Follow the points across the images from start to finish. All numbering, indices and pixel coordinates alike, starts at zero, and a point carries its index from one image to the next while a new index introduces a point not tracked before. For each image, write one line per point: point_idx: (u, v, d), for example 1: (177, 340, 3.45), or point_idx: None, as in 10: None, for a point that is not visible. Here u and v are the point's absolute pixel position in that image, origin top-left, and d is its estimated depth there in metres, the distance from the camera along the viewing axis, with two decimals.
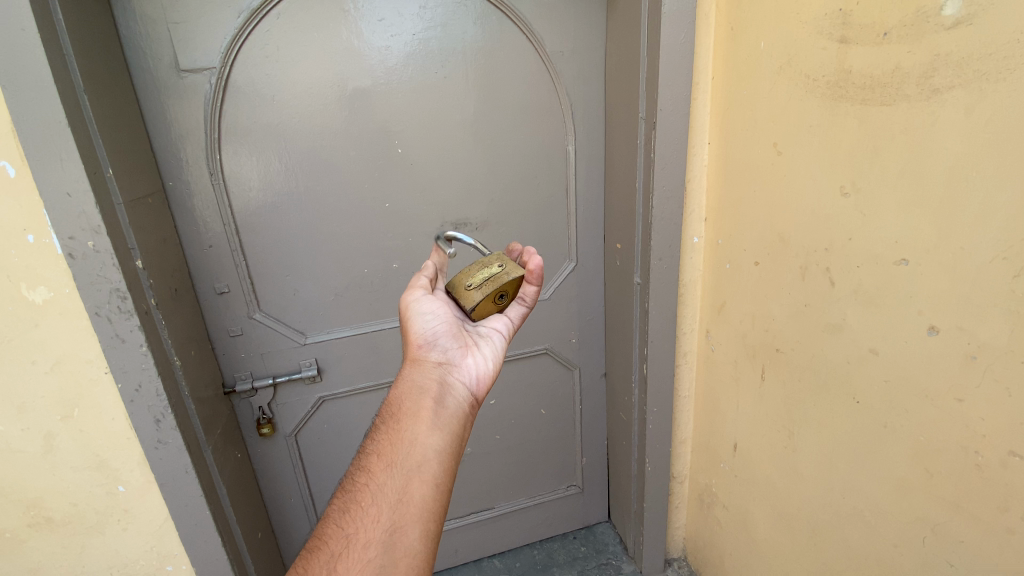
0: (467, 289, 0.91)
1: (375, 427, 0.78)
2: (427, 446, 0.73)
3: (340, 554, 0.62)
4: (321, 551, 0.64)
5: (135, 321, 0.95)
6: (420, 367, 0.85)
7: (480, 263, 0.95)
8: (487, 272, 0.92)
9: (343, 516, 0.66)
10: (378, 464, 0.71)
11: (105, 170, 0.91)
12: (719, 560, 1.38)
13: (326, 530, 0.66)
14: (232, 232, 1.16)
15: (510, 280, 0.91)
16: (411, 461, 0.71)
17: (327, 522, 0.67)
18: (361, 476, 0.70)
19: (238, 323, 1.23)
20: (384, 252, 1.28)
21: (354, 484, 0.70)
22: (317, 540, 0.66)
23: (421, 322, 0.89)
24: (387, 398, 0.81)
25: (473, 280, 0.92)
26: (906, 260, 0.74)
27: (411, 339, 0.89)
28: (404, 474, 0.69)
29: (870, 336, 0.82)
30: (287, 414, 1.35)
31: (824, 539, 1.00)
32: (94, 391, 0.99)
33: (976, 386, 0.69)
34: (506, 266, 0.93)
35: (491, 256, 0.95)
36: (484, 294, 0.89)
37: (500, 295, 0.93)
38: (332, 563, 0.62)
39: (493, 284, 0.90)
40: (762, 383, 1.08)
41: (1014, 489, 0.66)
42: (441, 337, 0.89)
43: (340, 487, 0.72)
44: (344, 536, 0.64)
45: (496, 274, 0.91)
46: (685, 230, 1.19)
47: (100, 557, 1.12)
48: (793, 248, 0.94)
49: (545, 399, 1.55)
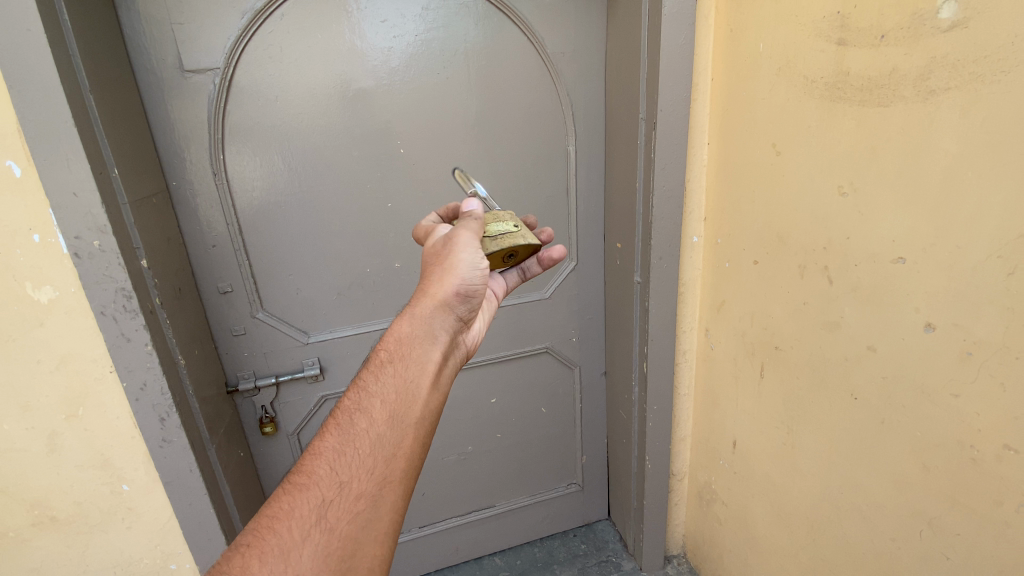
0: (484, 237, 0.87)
1: (380, 364, 0.70)
2: (433, 403, 0.69)
3: (332, 499, 0.59)
4: (308, 491, 0.59)
5: (140, 321, 0.95)
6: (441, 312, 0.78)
7: (497, 216, 0.92)
8: (502, 228, 0.89)
9: (340, 459, 0.61)
10: (383, 410, 0.65)
11: (111, 170, 0.91)
12: (719, 555, 1.39)
13: (318, 467, 0.61)
14: (235, 232, 1.17)
15: (525, 245, 0.89)
16: (415, 414, 0.67)
17: (318, 458, 0.62)
18: (361, 417, 0.64)
19: (240, 323, 1.24)
20: (386, 252, 1.29)
21: (352, 425, 0.64)
22: (303, 475, 0.61)
23: (469, 271, 0.80)
24: (398, 334, 0.73)
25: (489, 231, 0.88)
26: (903, 258, 0.76)
27: (443, 279, 0.78)
28: (408, 428, 0.66)
29: (868, 333, 0.83)
30: (290, 413, 1.36)
31: (822, 534, 1.01)
32: (99, 390, 0.99)
33: (972, 380, 0.70)
34: (525, 235, 0.91)
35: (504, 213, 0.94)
36: (500, 248, 0.86)
37: (508, 256, 0.90)
38: (322, 507, 0.58)
39: (510, 242, 0.87)
40: (762, 380, 1.09)
41: (1008, 481, 0.68)
42: (474, 285, 0.81)
43: (332, 421, 0.65)
44: (338, 480, 0.60)
45: (512, 234, 0.89)
46: (685, 229, 1.20)
47: (104, 556, 1.12)
48: (793, 247, 0.95)
49: (546, 398, 1.56)
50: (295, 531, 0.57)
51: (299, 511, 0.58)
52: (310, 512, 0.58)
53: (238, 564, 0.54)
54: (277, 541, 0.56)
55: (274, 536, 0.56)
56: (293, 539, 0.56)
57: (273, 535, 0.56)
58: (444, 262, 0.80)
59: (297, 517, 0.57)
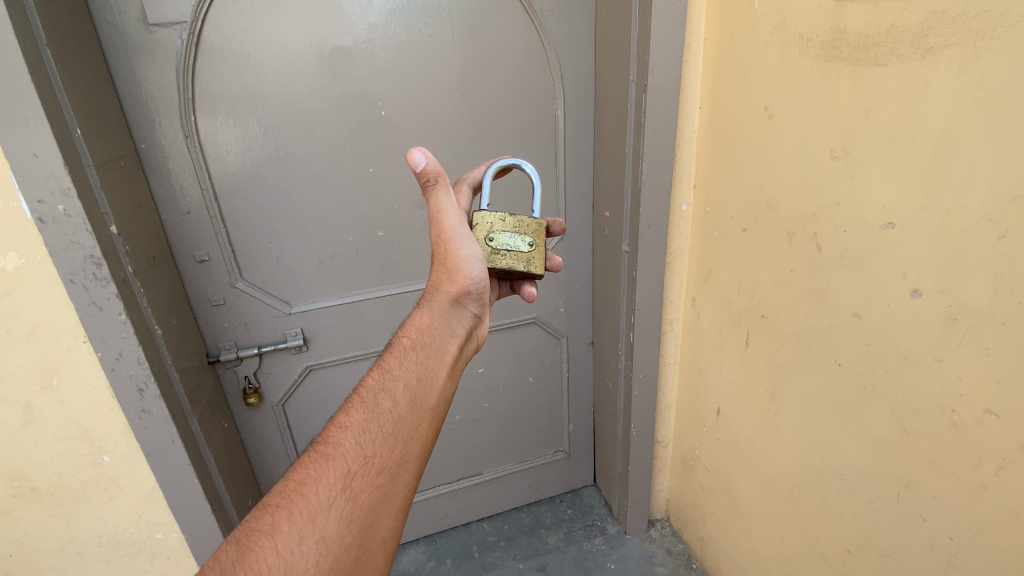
0: (485, 240, 0.86)
1: (401, 350, 0.73)
2: (447, 392, 0.72)
3: (357, 470, 0.60)
4: (335, 461, 0.60)
5: (112, 289, 0.92)
6: (455, 308, 0.79)
7: (517, 224, 0.86)
8: (513, 244, 0.86)
9: (364, 435, 0.63)
10: (404, 394, 0.67)
11: (73, 131, 0.86)
12: (700, 518, 1.42)
13: (343, 440, 0.62)
14: (210, 198, 1.12)
15: (524, 271, 0.87)
16: (433, 401, 0.69)
17: (343, 432, 0.63)
18: (384, 398, 0.66)
19: (220, 293, 1.21)
20: (369, 220, 1.25)
21: (375, 404, 0.66)
22: (329, 446, 0.62)
23: (471, 266, 0.80)
24: (418, 325, 0.76)
25: (494, 242, 0.86)
26: (893, 223, 0.75)
27: (453, 277, 0.79)
28: (426, 412, 0.67)
29: (855, 300, 0.83)
30: (274, 384, 1.34)
31: (802, 496, 1.03)
32: (74, 361, 0.97)
33: (955, 345, 0.70)
34: (532, 260, 0.87)
35: (531, 224, 0.88)
36: (494, 265, 0.85)
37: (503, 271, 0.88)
38: (347, 477, 0.60)
39: (506, 263, 0.85)
40: (747, 348, 1.09)
41: (987, 444, 0.69)
42: (483, 282, 0.82)
43: (356, 399, 0.67)
44: (363, 454, 0.61)
45: (518, 255, 0.86)
46: (674, 197, 1.18)
47: (87, 528, 1.10)
48: (782, 214, 0.94)
49: (533, 367, 1.56)
50: (321, 496, 0.58)
51: (325, 478, 0.59)
52: (337, 481, 0.59)
53: (269, 521, 0.56)
54: (305, 504, 0.57)
55: (302, 500, 0.58)
56: (321, 503, 0.57)
57: (302, 499, 0.58)
58: (451, 258, 0.79)
59: (324, 483, 0.59)
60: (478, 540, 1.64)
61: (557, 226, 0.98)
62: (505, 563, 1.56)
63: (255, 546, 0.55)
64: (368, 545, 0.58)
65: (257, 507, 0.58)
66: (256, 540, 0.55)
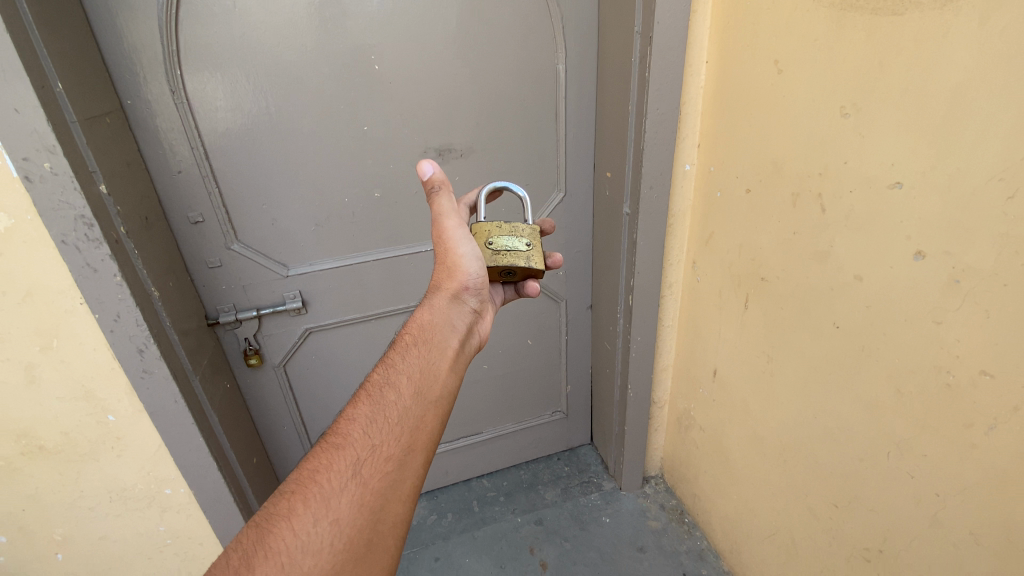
0: (485, 245, 0.87)
1: (404, 347, 0.75)
2: (450, 385, 0.73)
3: (367, 457, 0.61)
4: (346, 450, 0.62)
5: (106, 250, 0.91)
6: (455, 305, 0.81)
7: (512, 229, 0.89)
8: (511, 244, 0.87)
9: (372, 424, 0.64)
10: (408, 386, 0.69)
11: (55, 85, 0.83)
12: (694, 475, 1.46)
13: (352, 430, 0.64)
14: (201, 157, 1.10)
15: (525, 268, 0.86)
16: (436, 393, 0.71)
17: (352, 423, 0.65)
18: (390, 391, 0.68)
19: (216, 255, 1.19)
20: (365, 181, 1.22)
21: (381, 396, 0.67)
22: (339, 436, 0.63)
23: (469, 264, 0.82)
24: (419, 322, 0.78)
25: (494, 245, 0.87)
26: (901, 183, 0.73)
27: (453, 273, 0.82)
28: (430, 404, 0.69)
29: (857, 262, 0.82)
30: (274, 346, 1.34)
31: (793, 455, 1.05)
32: (72, 322, 0.96)
33: (956, 307, 0.70)
34: (532, 257, 0.87)
35: (525, 227, 0.90)
36: (496, 263, 0.85)
37: (506, 272, 0.88)
38: (358, 464, 0.61)
39: (507, 260, 0.86)
40: (746, 310, 1.10)
41: (980, 405, 0.69)
42: (480, 280, 0.83)
43: (362, 393, 0.69)
44: (372, 442, 0.63)
45: (518, 253, 0.87)
46: (678, 157, 1.15)
47: (96, 484, 1.13)
48: (787, 174, 0.91)
49: (532, 330, 1.56)
50: (333, 482, 0.59)
51: (336, 465, 0.60)
52: (348, 467, 0.60)
53: (284, 506, 0.57)
54: (319, 489, 0.58)
55: (315, 485, 0.59)
56: (333, 488, 0.59)
57: (315, 485, 0.59)
58: (450, 257, 0.81)
59: (335, 470, 0.60)
60: (478, 495, 1.70)
61: (547, 226, 1.00)
62: (504, 517, 1.61)
63: (272, 529, 0.56)
64: (380, 528, 0.59)
65: (272, 495, 0.60)
66: (272, 524, 0.56)
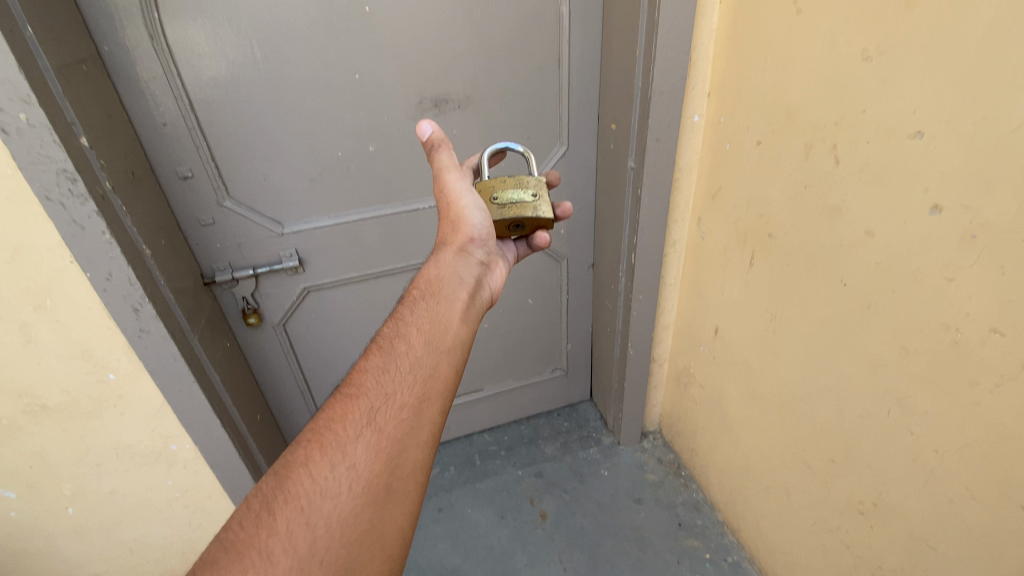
0: (491, 200, 0.84)
1: (412, 301, 0.75)
2: (461, 336, 0.73)
3: (381, 405, 0.62)
4: (360, 399, 0.62)
5: (92, 207, 0.88)
6: (462, 257, 0.81)
7: (517, 181, 0.87)
8: (517, 196, 0.84)
9: (384, 374, 0.65)
10: (419, 337, 0.70)
11: (23, 28, 0.78)
12: (691, 430, 1.48)
13: (365, 381, 0.64)
14: (187, 108, 1.04)
15: (533, 218, 0.83)
16: (447, 343, 0.71)
17: (364, 374, 0.65)
18: (400, 342, 0.69)
19: (209, 212, 1.16)
20: (358, 133, 1.17)
21: (392, 348, 0.68)
22: (352, 387, 0.64)
23: (474, 215, 0.81)
24: (426, 277, 0.78)
25: (501, 199, 0.84)
26: (922, 132, 0.69)
27: (457, 227, 0.81)
28: (441, 354, 0.69)
29: (869, 217, 0.79)
30: (273, 305, 1.33)
31: (792, 411, 1.06)
32: (64, 281, 0.95)
33: (970, 264, 0.68)
34: (540, 206, 0.84)
35: (530, 179, 0.87)
36: (502, 216, 0.82)
37: (515, 225, 0.85)
38: (372, 412, 0.61)
39: (514, 211, 0.83)
40: (750, 268, 1.07)
41: (987, 362, 0.68)
42: (487, 231, 0.83)
43: (373, 347, 0.69)
44: (385, 391, 0.63)
45: (524, 204, 0.84)
46: (686, 107, 1.10)
47: (101, 441, 1.14)
48: (801, 124, 0.87)
49: (532, 289, 1.54)
50: (349, 429, 0.60)
51: (351, 414, 0.61)
52: (363, 415, 0.61)
53: (301, 454, 0.58)
54: (335, 436, 0.59)
55: (331, 433, 0.59)
56: (349, 435, 0.59)
57: (331, 433, 0.59)
58: (452, 210, 0.81)
59: (351, 417, 0.61)
60: (480, 449, 1.73)
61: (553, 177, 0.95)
62: (505, 470, 1.65)
63: (291, 476, 0.56)
64: (398, 473, 0.59)
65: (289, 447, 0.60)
66: (290, 471, 0.57)
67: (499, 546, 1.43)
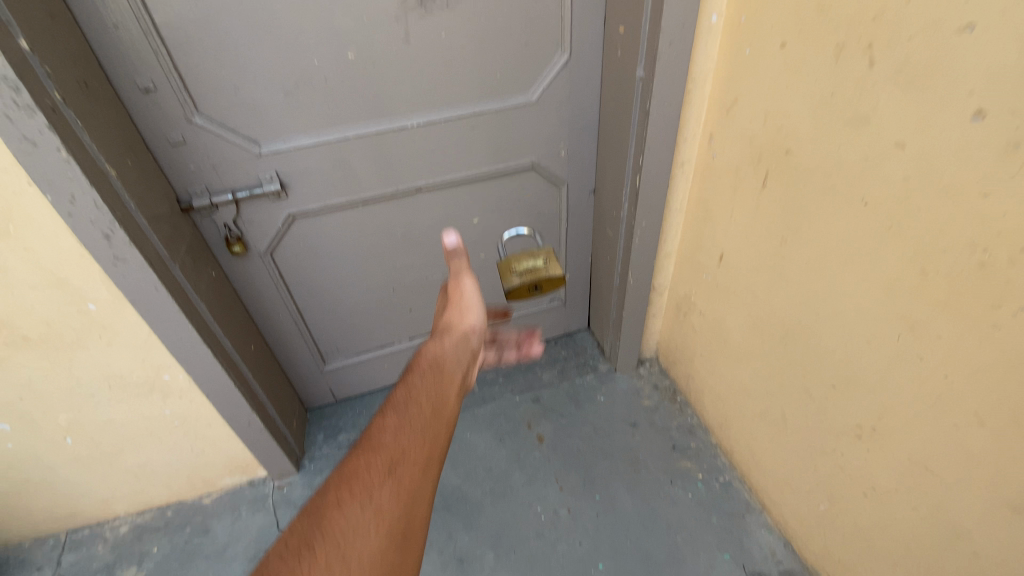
0: (512, 271, 1.06)
1: (415, 373, 0.79)
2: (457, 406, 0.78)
3: (399, 459, 0.64)
4: (381, 454, 0.64)
5: (42, 121, 0.79)
6: (460, 340, 0.87)
7: (531, 252, 1.09)
8: (531, 263, 1.06)
9: (400, 430, 0.67)
10: (426, 401, 0.73)
11: None
12: (689, 358, 1.48)
13: (382, 435, 0.66)
14: (137, 6, 0.91)
15: (547, 279, 1.05)
16: (448, 411, 0.75)
17: (380, 429, 0.67)
18: (410, 404, 0.72)
19: (178, 130, 1.06)
20: (335, 38, 1.03)
21: (402, 408, 0.71)
22: (371, 441, 0.66)
23: (475, 317, 0.92)
24: (432, 355, 0.83)
25: (522, 265, 1.06)
26: (974, 24, 0.60)
27: (458, 324, 0.90)
28: (444, 418, 0.73)
29: (902, 127, 0.72)
30: (258, 232, 1.24)
31: (794, 337, 1.04)
32: (25, 206, 0.87)
33: (1010, 176, 0.61)
34: (550, 265, 1.07)
35: (541, 249, 1.09)
36: (522, 280, 1.03)
37: (534, 287, 1.06)
38: (392, 464, 0.63)
39: (534, 276, 1.04)
40: (764, 188, 1.01)
41: (1014, 284, 0.64)
42: (483, 332, 0.92)
43: (384, 407, 0.72)
44: (402, 446, 0.65)
45: (539, 270, 1.05)
46: (703, 5, 0.97)
47: (90, 372, 1.12)
48: (834, 20, 0.77)
49: (531, 217, 1.46)
50: (374, 481, 0.61)
51: (374, 468, 0.62)
52: (384, 468, 0.62)
53: (332, 502, 0.59)
54: (362, 484, 0.60)
55: (359, 484, 0.60)
56: (375, 487, 0.60)
57: (358, 483, 0.60)
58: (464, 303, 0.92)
59: (374, 469, 0.62)
60: (478, 377, 1.74)
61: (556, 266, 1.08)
62: (503, 396, 1.66)
63: (326, 519, 0.57)
64: (414, 522, 0.60)
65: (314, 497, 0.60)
66: (326, 515, 0.57)
67: (498, 468, 1.47)
